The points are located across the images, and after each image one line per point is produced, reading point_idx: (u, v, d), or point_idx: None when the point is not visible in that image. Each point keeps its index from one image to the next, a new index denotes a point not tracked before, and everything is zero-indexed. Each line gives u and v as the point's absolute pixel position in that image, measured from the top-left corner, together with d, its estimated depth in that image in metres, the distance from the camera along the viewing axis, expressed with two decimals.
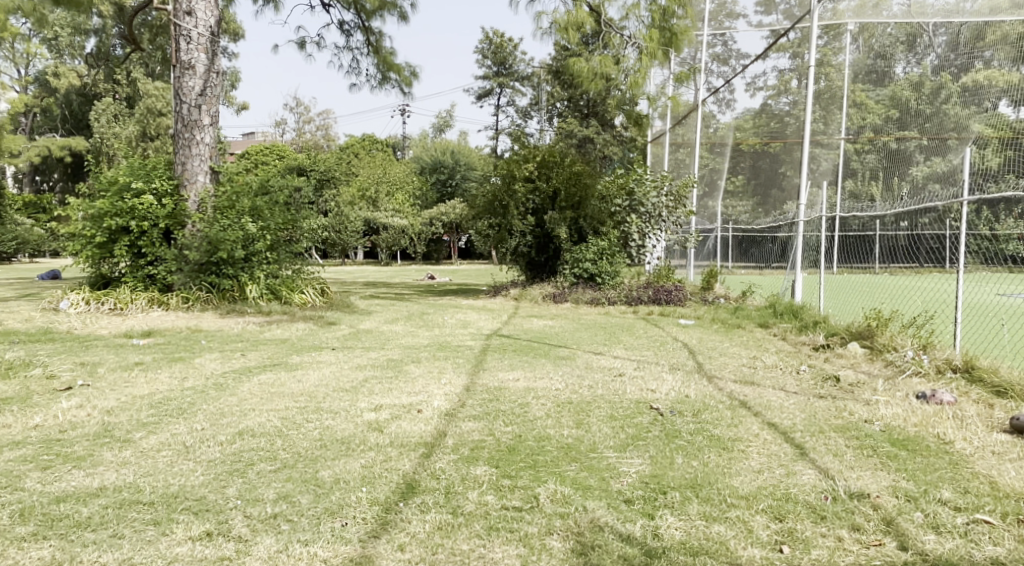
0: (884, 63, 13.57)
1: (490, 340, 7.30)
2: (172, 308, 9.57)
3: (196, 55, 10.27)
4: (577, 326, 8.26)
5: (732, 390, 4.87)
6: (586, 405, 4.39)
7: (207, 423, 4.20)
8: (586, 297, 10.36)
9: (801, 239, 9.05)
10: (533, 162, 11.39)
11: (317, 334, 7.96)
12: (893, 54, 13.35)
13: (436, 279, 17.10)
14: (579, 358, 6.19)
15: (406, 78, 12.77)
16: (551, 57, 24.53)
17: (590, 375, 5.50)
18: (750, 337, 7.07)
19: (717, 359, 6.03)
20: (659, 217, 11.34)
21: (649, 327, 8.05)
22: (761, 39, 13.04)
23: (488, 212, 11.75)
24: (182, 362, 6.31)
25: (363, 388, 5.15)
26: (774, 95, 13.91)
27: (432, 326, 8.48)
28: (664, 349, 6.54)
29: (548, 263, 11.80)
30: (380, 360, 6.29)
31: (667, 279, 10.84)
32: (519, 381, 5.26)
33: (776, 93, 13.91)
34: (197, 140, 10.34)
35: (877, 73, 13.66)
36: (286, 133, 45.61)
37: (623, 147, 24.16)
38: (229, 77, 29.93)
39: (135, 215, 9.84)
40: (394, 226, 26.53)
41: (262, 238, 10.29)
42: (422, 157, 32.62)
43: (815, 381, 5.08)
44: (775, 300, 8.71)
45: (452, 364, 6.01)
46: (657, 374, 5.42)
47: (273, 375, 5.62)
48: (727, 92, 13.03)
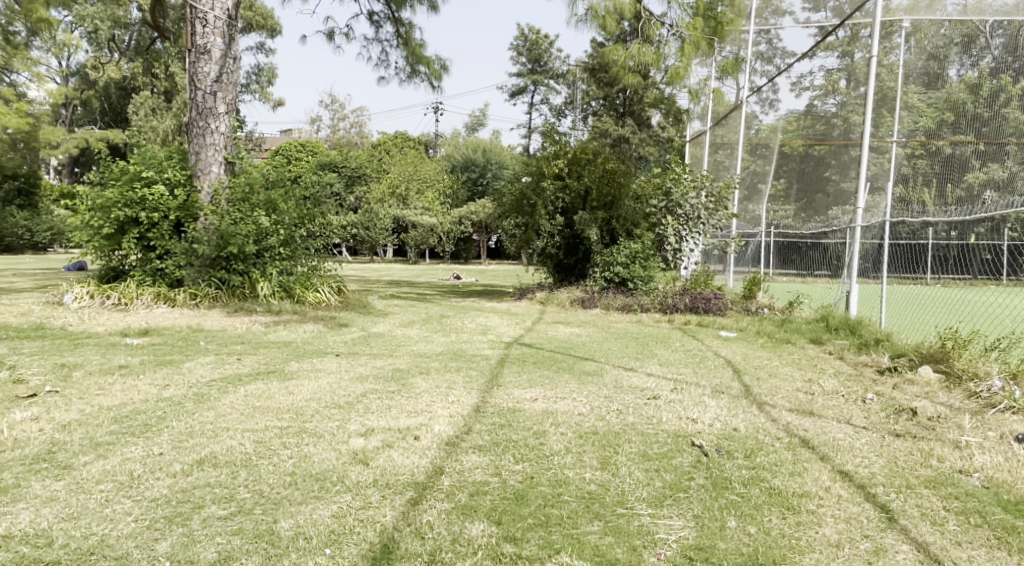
0: (936, 65, 11.89)
1: (511, 350, 6.62)
2: (178, 305, 9.02)
3: (213, 39, 9.75)
4: (609, 336, 7.53)
5: (788, 422, 4.15)
6: (615, 438, 3.69)
7: (166, 447, 3.57)
8: (617, 303, 9.65)
9: (858, 247, 8.24)
10: (564, 159, 10.75)
11: (325, 338, 7.34)
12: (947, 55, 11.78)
13: (462, 280, 16.44)
14: (607, 375, 5.48)
15: (436, 72, 12.14)
16: (588, 54, 23.82)
17: (620, 396, 4.79)
18: (802, 356, 6.29)
19: (766, 381, 5.29)
20: (697, 219, 10.46)
21: (687, 339, 7.31)
22: (809, 37, 12.41)
23: (516, 211, 11.17)
24: (174, 367, 5.72)
25: (358, 406, 4.50)
26: (821, 96, 13.08)
27: (451, 332, 7.81)
28: (705, 367, 5.80)
29: (578, 266, 11.06)
30: (385, 370, 5.63)
31: (705, 286, 10.07)
32: (537, 403, 4.56)
33: (824, 93, 13.04)
34: (211, 128, 9.81)
35: (928, 75, 11.89)
36: (319, 130, 45.38)
37: (659, 147, 23.43)
38: (265, 71, 29.53)
39: (146, 206, 9.34)
40: (424, 225, 25.90)
41: (276, 233, 9.72)
42: (454, 155, 32.04)
43: (885, 414, 4.33)
44: (827, 312, 7.93)
45: (465, 378, 5.34)
46: (698, 399, 4.69)
47: (262, 386, 4.98)
48: (770, 92, 12.85)
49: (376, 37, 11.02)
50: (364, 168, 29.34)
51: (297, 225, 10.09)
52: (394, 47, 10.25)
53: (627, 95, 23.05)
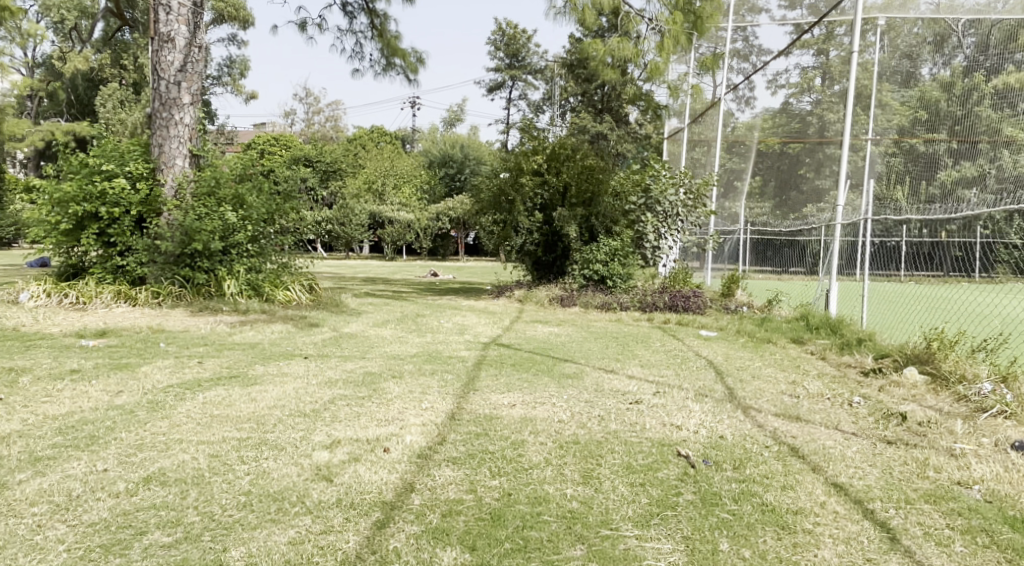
0: (909, 64, 11.92)
1: (487, 350, 6.39)
2: (140, 304, 8.69)
3: (176, 26, 9.40)
4: (587, 336, 7.33)
5: (775, 428, 3.96)
6: (597, 449, 3.47)
7: (112, 463, 3.30)
8: (596, 302, 9.45)
9: (840, 244, 8.15)
10: (543, 154, 10.59)
11: (295, 339, 7.07)
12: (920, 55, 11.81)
13: (439, 277, 16.16)
14: (587, 378, 5.27)
15: (412, 65, 11.86)
16: (566, 50, 23.62)
17: (600, 401, 4.58)
18: (785, 356, 6.12)
19: (750, 384, 5.10)
20: (676, 215, 10.20)
21: (668, 339, 7.13)
22: (785, 35, 12.24)
23: (493, 208, 10.95)
24: (132, 372, 5.43)
25: (325, 413, 4.24)
26: (796, 94, 12.97)
27: (426, 332, 7.57)
28: (687, 369, 5.61)
29: (556, 263, 10.84)
30: (356, 374, 5.39)
31: (684, 284, 9.91)
32: (515, 410, 4.34)
33: (800, 91, 12.99)
34: (175, 120, 9.46)
35: (902, 74, 11.92)
36: (295, 125, 44.76)
37: (638, 144, 23.32)
38: (238, 64, 28.99)
39: (106, 200, 8.99)
40: (399, 220, 25.57)
41: (243, 229, 9.38)
42: (431, 151, 31.70)
43: (874, 419, 4.15)
44: (809, 311, 7.77)
45: (438, 382, 5.10)
46: (681, 403, 4.49)
47: (223, 392, 4.71)
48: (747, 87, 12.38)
49: (350, 29, 10.72)
50: (338, 164, 28.93)
51: (266, 221, 9.75)
52: (369, 39, 9.95)
53: (605, 91, 22.88)
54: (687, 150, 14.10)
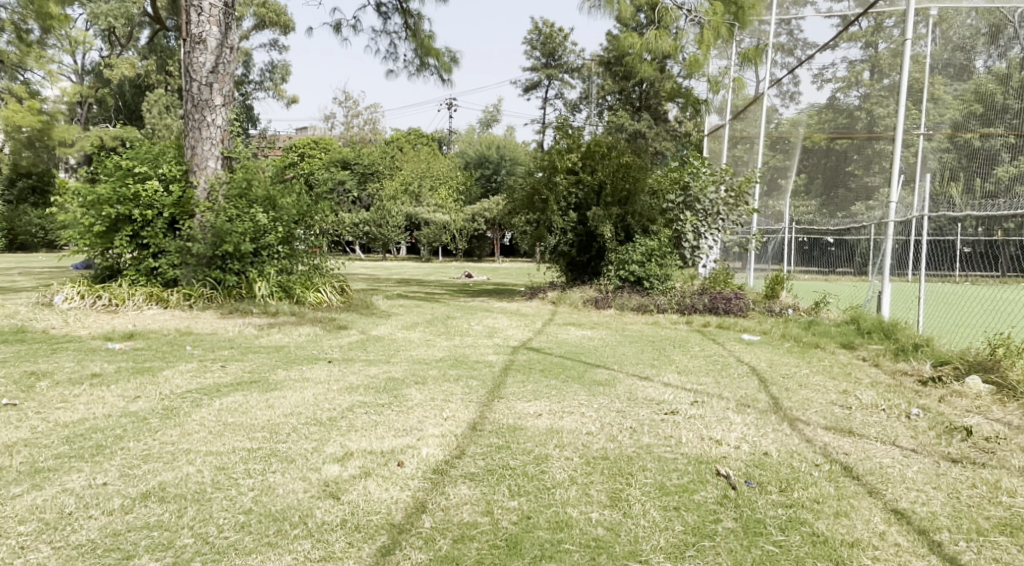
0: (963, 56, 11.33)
1: (517, 355, 6.14)
2: (171, 306, 8.61)
3: (208, 28, 9.32)
4: (622, 339, 7.04)
5: (826, 444, 3.67)
6: (628, 467, 3.23)
7: (112, 476, 3.11)
8: (632, 304, 9.16)
9: (891, 243, 7.75)
10: (578, 152, 10.28)
11: (321, 342, 6.90)
12: (973, 47, 11.22)
13: (473, 279, 15.94)
14: (620, 385, 4.99)
15: (446, 64, 11.67)
16: (603, 48, 23.30)
17: (633, 411, 4.31)
18: (833, 363, 5.77)
19: (796, 393, 4.78)
20: (716, 214, 9.94)
21: (707, 344, 6.81)
22: (831, 28, 11.59)
23: (527, 208, 10.70)
24: (152, 376, 5.29)
25: (341, 422, 4.03)
26: (843, 88, 12.72)
27: (455, 335, 7.34)
28: (728, 376, 5.30)
29: (591, 264, 10.58)
30: (378, 380, 5.18)
31: (725, 285, 9.57)
32: (540, 420, 4.08)
33: (847, 85, 12.69)
34: (208, 121, 9.38)
35: (954, 67, 11.39)
36: (334, 128, 45.01)
37: (676, 142, 22.93)
38: (279, 68, 29.14)
39: (139, 202, 8.95)
40: (437, 222, 25.46)
41: (274, 231, 9.27)
42: (468, 152, 31.56)
43: (936, 434, 3.86)
44: (858, 314, 7.40)
45: (463, 389, 4.87)
46: (721, 415, 4.21)
47: (240, 399, 4.53)
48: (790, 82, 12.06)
49: (384, 30, 10.58)
50: (376, 165, 29.10)
51: (296, 222, 9.64)
52: (403, 39, 9.82)
53: (643, 89, 22.54)
54: (727, 148, 13.68)
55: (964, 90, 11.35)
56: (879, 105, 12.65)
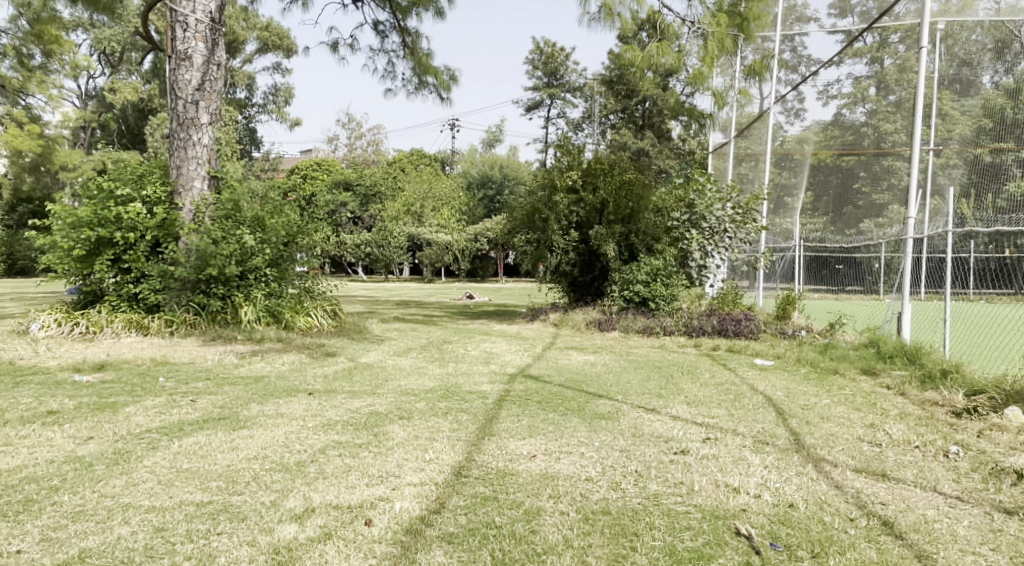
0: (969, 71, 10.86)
1: (513, 384, 5.68)
2: (152, 333, 8.20)
3: (194, 44, 8.94)
4: (627, 365, 6.58)
5: (858, 491, 3.23)
6: (631, 525, 2.86)
7: (30, 542, 2.75)
8: (637, 326, 8.72)
9: (910, 263, 7.33)
10: (578, 170, 9.92)
11: (305, 371, 6.46)
12: (979, 62, 10.77)
13: (474, 299, 15.49)
14: (624, 418, 4.53)
15: (445, 82, 11.32)
16: (605, 66, 22.99)
17: (638, 451, 3.85)
18: (855, 392, 5.30)
19: (818, 427, 4.33)
20: (723, 232, 9.50)
21: (717, 369, 6.36)
22: (836, 43, 11.30)
23: (527, 227, 10.30)
24: (114, 413, 4.85)
25: (310, 469, 3.58)
26: (849, 104, 11.99)
27: (449, 361, 6.89)
28: (742, 407, 4.83)
29: (595, 284, 10.14)
30: (358, 415, 4.72)
31: (734, 306, 9.12)
32: (535, 463, 3.63)
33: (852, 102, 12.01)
34: (193, 140, 8.98)
35: (961, 83, 10.90)
36: (337, 149, 44.80)
37: (681, 160, 22.57)
38: (282, 91, 28.89)
39: (122, 225, 8.57)
40: (438, 242, 25.08)
41: (261, 253, 8.82)
42: (470, 172, 31.22)
43: (981, 477, 3.43)
44: (878, 337, 6.94)
45: (450, 425, 4.41)
46: (737, 455, 3.76)
47: (201, 440, 4.08)
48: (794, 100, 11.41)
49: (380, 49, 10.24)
50: (378, 187, 28.67)
51: (285, 244, 9.19)
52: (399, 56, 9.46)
53: (647, 107, 22.23)
54: (733, 165, 13.25)
55: (971, 105, 10.80)
56: (886, 122, 11.90)
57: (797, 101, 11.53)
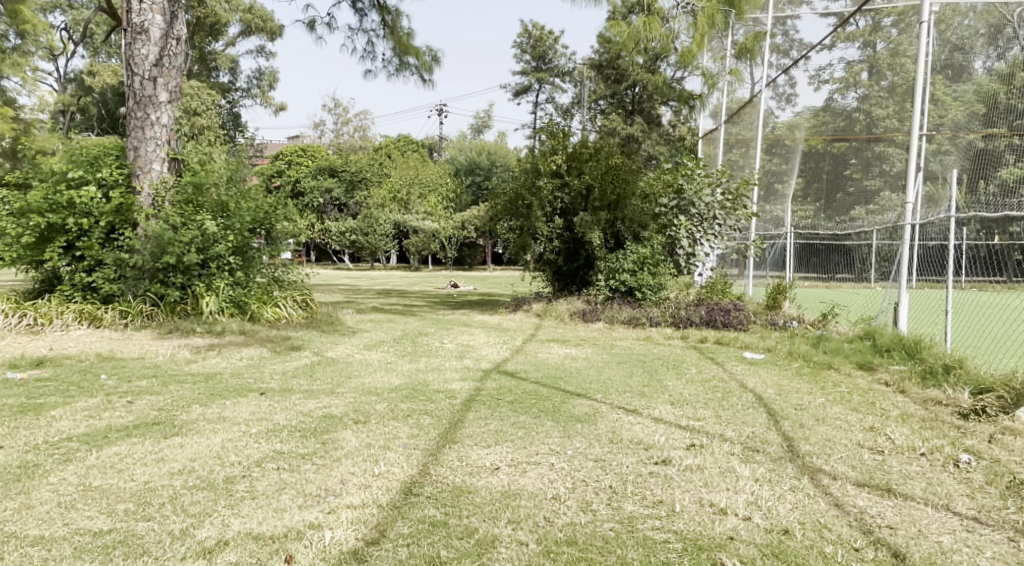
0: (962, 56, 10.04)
1: (485, 382, 5.24)
2: (105, 325, 7.72)
3: (150, 16, 8.38)
4: (609, 359, 6.14)
5: (861, 511, 2.81)
6: (598, 559, 2.55)
7: None
8: (622, 316, 8.28)
9: (909, 251, 6.93)
10: (562, 154, 9.49)
11: (263, 366, 5.98)
12: (971, 47, 10.03)
13: (459, 289, 15.03)
14: (602, 421, 4.11)
15: (426, 64, 10.83)
16: (595, 50, 22.50)
17: (614, 461, 3.43)
18: (852, 389, 4.88)
19: (814, 431, 3.92)
20: (712, 219, 9.08)
21: (704, 364, 5.95)
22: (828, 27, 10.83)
23: (509, 213, 9.84)
24: (38, 418, 4.38)
25: (238, 486, 3.13)
26: (841, 89, 11.74)
27: (421, 355, 6.43)
28: (730, 408, 4.41)
29: (580, 273, 9.70)
30: (310, 418, 4.25)
31: (723, 295, 8.70)
32: (496, 477, 3.20)
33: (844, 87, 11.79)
34: (151, 120, 8.43)
35: (953, 68, 10.06)
36: (324, 135, 44.06)
37: (671, 146, 22.09)
38: (266, 76, 28.23)
39: (75, 211, 8.03)
40: (425, 230, 24.52)
41: (224, 240, 8.28)
42: (457, 158, 30.65)
43: (999, 493, 3.02)
44: (874, 329, 6.54)
45: (410, 430, 3.95)
46: (724, 465, 3.34)
47: (125, 451, 3.65)
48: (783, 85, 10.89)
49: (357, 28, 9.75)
50: (364, 172, 27.93)
51: (252, 231, 8.66)
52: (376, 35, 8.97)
53: (636, 92, 21.80)
54: (722, 150, 12.79)
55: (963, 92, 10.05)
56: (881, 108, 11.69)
57: (788, 86, 11.12)
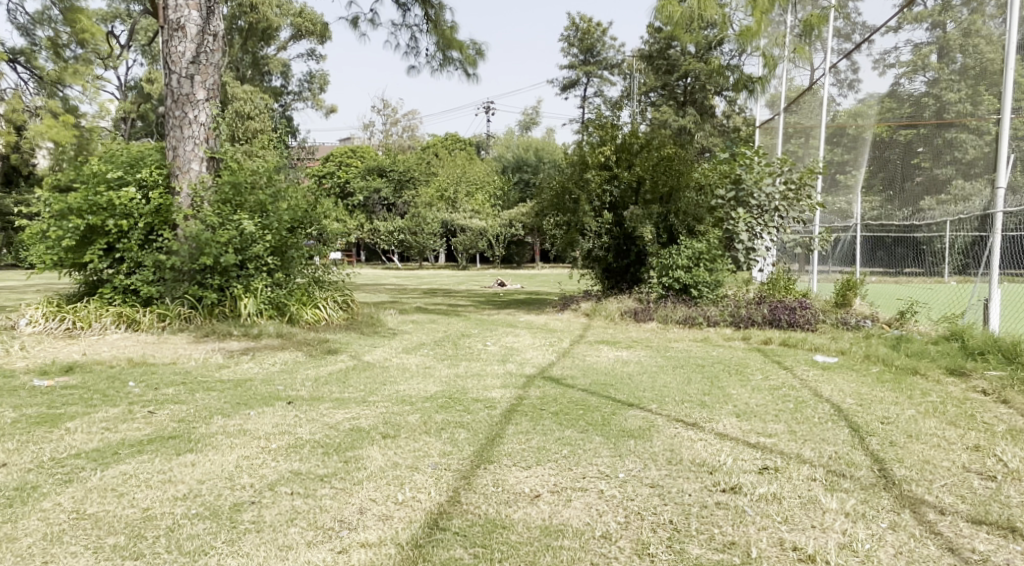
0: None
1: (528, 390, 4.80)
2: (143, 329, 7.48)
3: (187, 12, 8.01)
4: (664, 364, 5.64)
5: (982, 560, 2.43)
6: None
7: None
8: (677, 315, 7.77)
9: (999, 242, 6.32)
10: (612, 145, 9.00)
11: (295, 372, 5.65)
12: None
13: (506, 287, 14.60)
14: (659, 437, 3.64)
15: (470, 57, 10.41)
16: (644, 42, 21.88)
17: (674, 488, 2.97)
18: (945, 399, 4.31)
19: (908, 450, 3.40)
20: (774, 212, 8.44)
21: (771, 369, 5.41)
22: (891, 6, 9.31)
23: (557, 208, 9.38)
24: (51, 430, 4.09)
25: (244, 515, 2.79)
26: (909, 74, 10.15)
27: (462, 360, 6.01)
28: (806, 422, 3.89)
29: (631, 270, 9.18)
30: (335, 432, 3.87)
31: (787, 292, 8.11)
32: (536, 508, 2.82)
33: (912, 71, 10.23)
34: (189, 118, 8.05)
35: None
36: (373, 135, 44.06)
37: (725, 137, 21.35)
38: (317, 78, 28.21)
39: (114, 212, 7.75)
40: (473, 228, 24.08)
41: (263, 240, 7.98)
42: (504, 155, 30.23)
43: None
44: (963, 328, 5.92)
45: (442, 447, 3.54)
46: (806, 495, 2.85)
47: (131, 469, 3.33)
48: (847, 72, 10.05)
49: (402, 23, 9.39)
50: (413, 171, 27.72)
51: (290, 230, 8.33)
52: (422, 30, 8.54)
53: (688, 82, 21.12)
54: (782, 140, 12.12)
55: None
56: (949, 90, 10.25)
57: (851, 71, 10.22)
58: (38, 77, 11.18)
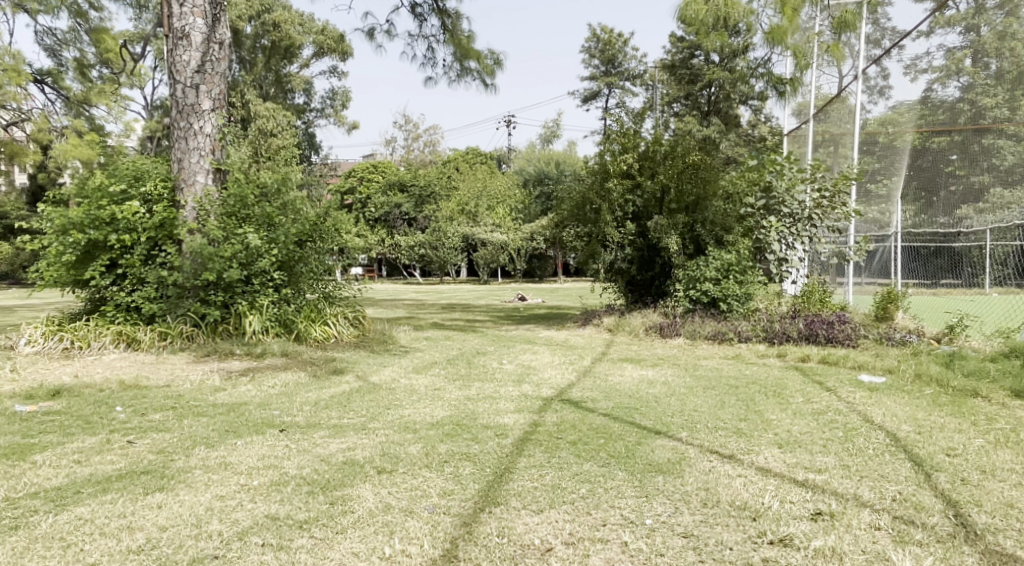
0: None
1: (545, 415, 4.35)
2: (144, 348, 7.11)
3: (192, 20, 7.61)
4: (694, 385, 5.15)
5: None
6: None
7: None
8: (706, 331, 7.31)
9: None
10: (633, 154, 8.57)
11: (295, 395, 5.25)
12: None
13: (527, 301, 14.15)
14: (691, 473, 3.18)
15: (488, 67, 10.02)
16: (667, 51, 21.44)
17: (712, 539, 2.62)
18: (1017, 426, 3.81)
19: (985, 489, 2.94)
20: (807, 221, 7.89)
21: (813, 390, 4.91)
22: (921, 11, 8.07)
23: (577, 219, 8.96)
24: (15, 463, 3.71)
25: None
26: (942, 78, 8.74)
27: (475, 381, 5.57)
28: (860, 454, 3.40)
29: (655, 282, 8.70)
30: (326, 466, 3.44)
31: (823, 305, 7.61)
32: None
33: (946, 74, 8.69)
34: (194, 129, 7.67)
35: None
36: (394, 151, 43.93)
37: (751, 147, 20.80)
38: (339, 94, 28.04)
39: (117, 226, 7.32)
40: (493, 242, 23.64)
41: (270, 255, 7.55)
42: (526, 168, 29.83)
43: None
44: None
45: (443, 485, 3.11)
46: (871, 549, 2.55)
47: (89, 511, 2.95)
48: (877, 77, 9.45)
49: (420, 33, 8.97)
50: (433, 186, 27.40)
51: (300, 245, 7.90)
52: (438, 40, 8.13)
53: (712, 92, 20.62)
54: (811, 147, 11.59)
55: None
56: (985, 96, 8.67)
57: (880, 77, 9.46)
58: (64, 97, 10.93)
